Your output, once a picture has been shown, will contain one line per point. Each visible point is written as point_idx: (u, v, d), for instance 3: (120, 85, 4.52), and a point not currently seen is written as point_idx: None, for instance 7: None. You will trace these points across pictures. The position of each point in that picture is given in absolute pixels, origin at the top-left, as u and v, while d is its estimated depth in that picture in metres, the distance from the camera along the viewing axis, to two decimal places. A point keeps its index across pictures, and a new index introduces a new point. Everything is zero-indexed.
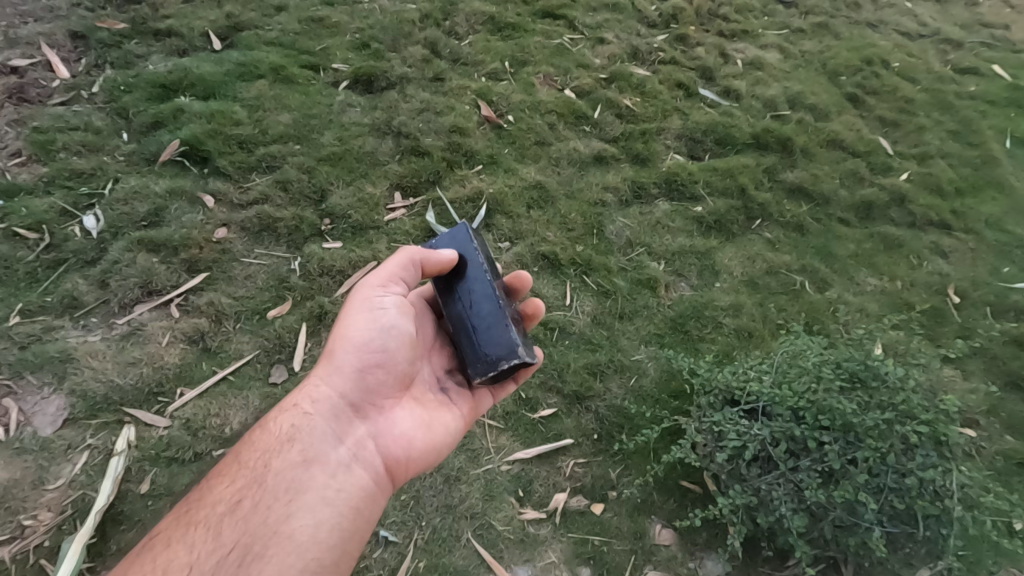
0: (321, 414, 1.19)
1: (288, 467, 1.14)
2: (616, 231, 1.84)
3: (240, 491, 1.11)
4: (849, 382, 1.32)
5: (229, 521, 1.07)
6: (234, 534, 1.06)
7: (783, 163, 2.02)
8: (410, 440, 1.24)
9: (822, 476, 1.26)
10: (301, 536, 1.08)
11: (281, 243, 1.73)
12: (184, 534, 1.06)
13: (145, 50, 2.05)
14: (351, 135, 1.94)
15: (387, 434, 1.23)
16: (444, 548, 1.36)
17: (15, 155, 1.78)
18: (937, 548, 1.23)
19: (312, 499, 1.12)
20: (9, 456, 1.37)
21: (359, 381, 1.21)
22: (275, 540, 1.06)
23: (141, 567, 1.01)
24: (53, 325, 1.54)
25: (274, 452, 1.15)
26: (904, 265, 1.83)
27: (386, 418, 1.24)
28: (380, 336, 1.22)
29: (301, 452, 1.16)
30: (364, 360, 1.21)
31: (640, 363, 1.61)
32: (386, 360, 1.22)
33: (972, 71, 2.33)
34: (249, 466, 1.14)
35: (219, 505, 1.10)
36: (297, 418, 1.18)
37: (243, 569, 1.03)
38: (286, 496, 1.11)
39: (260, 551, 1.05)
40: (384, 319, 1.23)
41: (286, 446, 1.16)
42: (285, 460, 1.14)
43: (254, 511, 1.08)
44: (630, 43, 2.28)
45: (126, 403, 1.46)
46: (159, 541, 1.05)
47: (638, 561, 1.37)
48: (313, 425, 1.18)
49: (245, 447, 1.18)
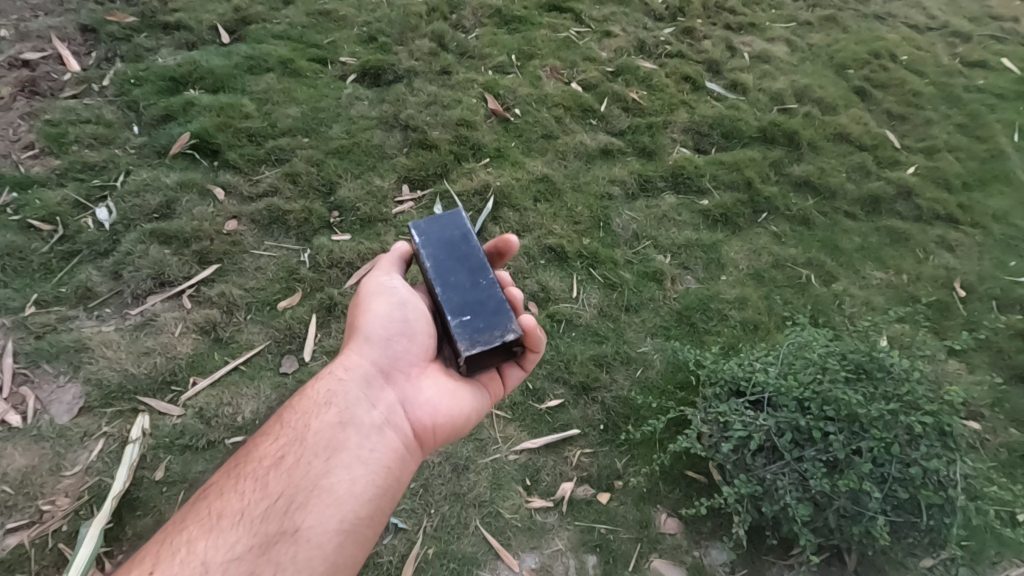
0: (352, 379, 1.23)
1: (324, 427, 1.18)
2: (623, 224, 1.85)
3: (282, 448, 1.16)
4: (854, 373, 1.33)
5: (273, 474, 1.12)
6: (278, 486, 1.10)
7: (789, 156, 2.02)
8: (437, 405, 1.25)
9: (827, 466, 1.27)
10: (338, 491, 1.11)
11: (291, 236, 1.75)
12: (235, 485, 1.11)
13: (155, 43, 2.06)
14: (359, 128, 1.95)
15: (415, 398, 1.24)
16: (453, 534, 1.38)
17: (28, 147, 1.80)
18: (940, 537, 1.24)
19: (347, 457, 1.15)
20: (26, 443, 1.40)
21: (387, 348, 1.25)
22: (314, 493, 1.10)
23: (196, 515, 1.07)
24: (68, 315, 1.56)
25: (312, 413, 1.20)
26: (911, 259, 1.84)
27: (415, 383, 1.26)
28: (400, 310, 1.28)
29: (336, 413, 1.19)
30: (388, 332, 1.26)
31: (647, 355, 1.62)
32: (410, 330, 1.27)
33: (980, 64, 2.32)
34: (290, 426, 1.19)
35: (263, 460, 1.14)
36: (331, 382, 1.23)
37: (287, 518, 1.07)
38: (324, 453, 1.15)
39: (302, 502, 1.09)
40: (398, 296, 1.29)
41: (322, 408, 1.20)
42: (321, 420, 1.19)
43: (295, 466, 1.13)
44: (636, 37, 2.29)
45: (140, 392, 1.48)
46: (211, 492, 1.11)
47: (644, 549, 1.39)
48: (345, 389, 1.22)
49: (286, 411, 1.23)
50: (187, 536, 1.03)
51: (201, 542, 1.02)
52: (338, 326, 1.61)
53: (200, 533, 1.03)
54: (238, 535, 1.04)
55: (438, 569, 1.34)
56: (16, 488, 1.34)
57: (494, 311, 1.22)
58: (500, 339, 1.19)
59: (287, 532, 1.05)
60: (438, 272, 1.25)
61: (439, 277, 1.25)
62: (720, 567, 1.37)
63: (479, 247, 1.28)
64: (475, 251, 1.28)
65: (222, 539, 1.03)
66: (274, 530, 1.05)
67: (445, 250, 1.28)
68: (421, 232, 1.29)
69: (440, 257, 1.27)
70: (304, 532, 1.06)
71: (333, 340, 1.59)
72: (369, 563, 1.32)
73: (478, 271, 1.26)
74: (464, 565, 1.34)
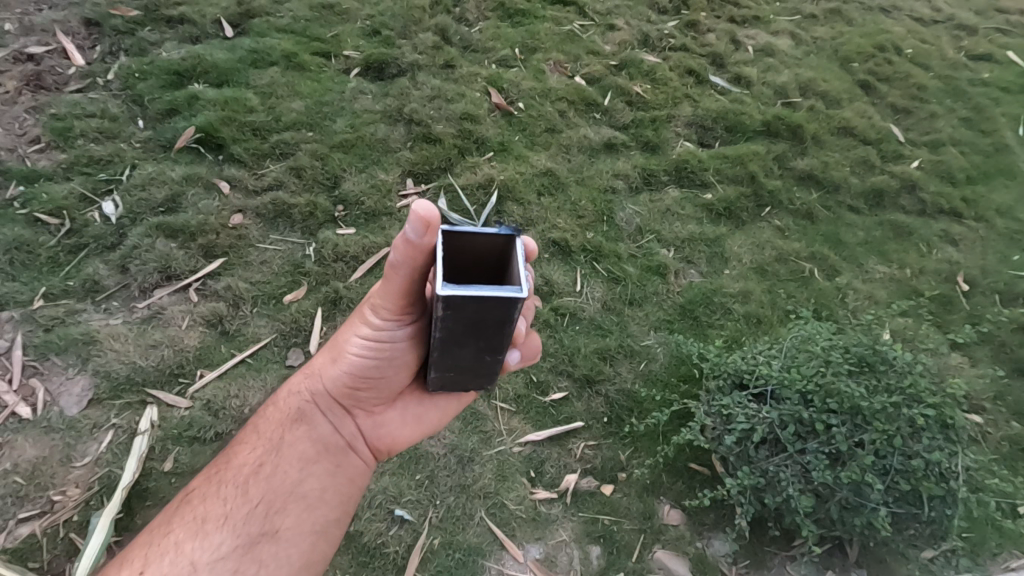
0: (322, 407, 1.21)
1: (295, 443, 1.19)
2: (626, 218, 1.86)
3: (258, 458, 1.17)
4: (857, 366, 1.33)
5: (252, 481, 1.14)
6: (257, 492, 1.14)
7: (793, 150, 2.02)
8: (398, 435, 1.27)
9: (830, 458, 1.27)
10: (310, 499, 1.18)
11: (296, 229, 1.76)
12: (217, 490, 1.14)
13: (159, 37, 2.07)
14: (363, 122, 1.96)
15: (378, 430, 1.25)
16: (457, 525, 1.39)
17: (33, 141, 1.80)
18: (941, 529, 1.25)
19: (317, 471, 1.20)
20: (36, 434, 1.41)
21: (354, 389, 1.19)
22: (291, 501, 1.16)
23: (182, 517, 1.10)
24: (76, 309, 1.57)
25: (285, 429, 1.20)
26: (914, 253, 1.84)
27: (381, 414, 1.24)
28: (379, 362, 1.13)
29: (307, 432, 1.20)
30: (358, 375, 1.16)
31: (650, 348, 1.63)
32: (384, 380, 1.17)
33: (986, 57, 2.32)
34: (265, 437, 1.20)
35: (240, 468, 1.16)
36: (302, 403, 1.21)
37: (267, 521, 1.13)
38: (297, 467, 1.18)
39: (281, 507, 1.14)
40: (388, 349, 1.11)
41: (293, 427, 1.20)
42: (293, 438, 1.19)
43: (270, 477, 1.15)
44: (640, 30, 2.28)
45: (148, 384, 1.49)
46: (195, 497, 1.14)
47: (647, 540, 1.40)
48: (315, 415, 1.20)
49: (260, 418, 1.23)
50: (174, 538, 1.07)
51: (188, 544, 1.06)
52: (344, 320, 1.62)
53: (187, 536, 1.07)
54: (222, 538, 1.08)
55: (443, 559, 1.35)
56: (28, 478, 1.36)
57: (479, 380, 1.01)
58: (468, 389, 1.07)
59: (267, 534, 1.12)
60: (444, 343, 0.90)
61: (443, 346, 0.91)
62: (723, 558, 1.39)
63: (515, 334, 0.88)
64: (501, 340, 0.89)
65: (208, 541, 1.07)
66: (256, 531, 1.11)
67: (470, 327, 0.86)
68: (450, 307, 0.81)
69: (455, 331, 0.87)
70: (283, 534, 1.13)
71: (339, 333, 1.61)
72: (374, 553, 1.34)
73: (492, 351, 0.93)
74: (469, 556, 1.36)
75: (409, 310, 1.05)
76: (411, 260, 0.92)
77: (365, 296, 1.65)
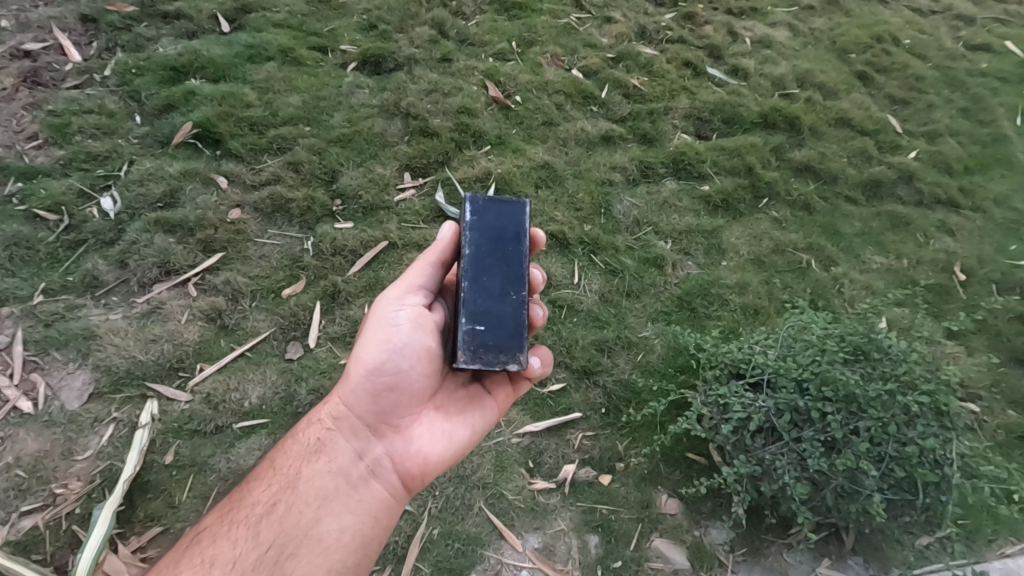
0: (342, 431, 1.25)
1: (315, 477, 1.22)
2: (624, 210, 1.86)
3: (272, 496, 1.20)
4: (852, 355, 1.34)
5: (265, 522, 1.16)
6: (269, 535, 1.15)
7: (790, 141, 2.03)
8: (428, 453, 1.26)
9: (825, 446, 1.28)
10: (327, 542, 1.17)
11: (294, 224, 1.76)
12: (228, 532, 1.16)
13: (155, 32, 2.06)
14: (360, 117, 1.96)
15: (405, 449, 1.26)
16: (457, 516, 1.40)
17: (31, 137, 1.81)
18: (936, 515, 1.26)
19: (336, 507, 1.21)
20: (38, 429, 1.42)
21: (375, 402, 1.24)
22: (305, 543, 1.16)
23: (190, 560, 1.11)
24: (75, 304, 1.58)
25: (303, 462, 1.24)
26: (911, 243, 1.85)
27: (406, 432, 1.26)
28: (392, 359, 1.21)
29: (327, 463, 1.24)
30: (376, 382, 1.22)
31: (648, 339, 1.64)
32: (400, 383, 1.22)
33: (983, 48, 2.32)
34: (282, 473, 1.23)
35: (255, 507, 1.19)
36: (321, 430, 1.26)
37: (277, 567, 1.12)
38: (314, 502, 1.20)
39: (293, 552, 1.14)
40: (396, 338, 1.21)
41: (313, 458, 1.24)
42: (311, 471, 1.23)
43: (285, 515, 1.18)
44: (637, 22, 2.28)
45: (148, 378, 1.50)
46: (205, 537, 1.15)
47: (645, 528, 1.41)
48: (335, 439, 1.25)
49: (278, 455, 1.27)
50: None
51: None
52: (343, 314, 1.64)
53: None
54: None
55: (442, 549, 1.36)
56: (29, 472, 1.37)
57: (507, 332, 1.16)
58: (494, 367, 1.14)
59: None
60: (474, 265, 1.17)
61: (473, 271, 1.17)
62: (720, 546, 1.40)
63: (527, 252, 1.20)
64: (519, 257, 1.19)
65: None
66: None
67: (492, 238, 1.19)
68: (476, 207, 1.20)
69: (481, 248, 1.18)
70: None
71: (338, 327, 1.62)
72: None
73: (515, 282, 1.19)
74: (469, 546, 1.37)
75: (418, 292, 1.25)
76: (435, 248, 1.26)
77: (363, 290, 1.66)
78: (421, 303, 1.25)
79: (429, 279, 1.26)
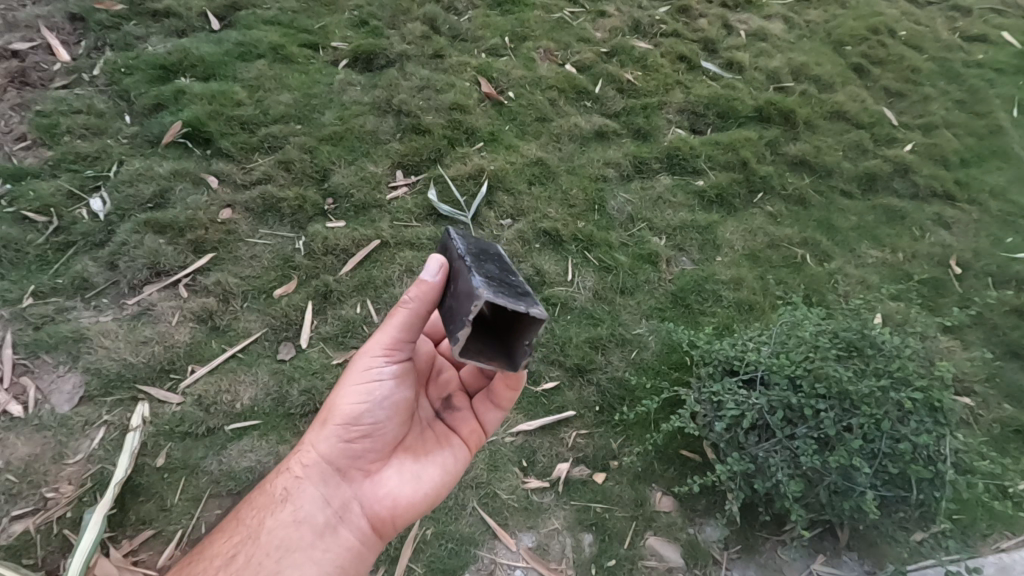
0: (311, 479, 1.21)
1: (279, 527, 1.17)
2: (618, 206, 1.85)
3: (234, 549, 1.15)
4: (845, 351, 1.33)
5: None
6: None
7: (785, 135, 2.02)
8: (397, 498, 1.23)
9: (818, 442, 1.28)
10: None
11: (285, 224, 1.75)
12: None
13: (144, 31, 2.05)
14: (352, 114, 1.94)
15: (375, 494, 1.23)
16: (450, 516, 1.39)
17: (20, 138, 1.79)
18: (930, 511, 1.25)
19: (300, 558, 1.15)
20: (28, 432, 1.41)
21: (347, 449, 1.22)
22: None
23: None
24: (65, 307, 1.57)
25: (269, 511, 1.19)
26: (907, 237, 1.84)
27: (377, 477, 1.24)
28: (370, 408, 1.20)
29: (292, 512, 1.18)
30: (351, 431, 1.20)
31: (642, 336, 1.63)
32: (375, 431, 1.22)
33: (981, 38, 2.31)
34: (246, 525, 1.18)
35: (214, 560, 1.14)
36: (288, 480, 1.21)
37: None
38: (276, 553, 1.14)
39: None
40: (375, 391, 1.20)
41: (279, 506, 1.19)
42: (276, 522, 1.17)
43: (245, 566, 1.11)
44: (631, 16, 2.27)
45: (139, 380, 1.49)
46: None
47: (639, 527, 1.41)
48: (302, 488, 1.20)
49: (244, 507, 1.23)
50: None
51: None
52: (336, 314, 1.63)
53: None
54: None
55: (436, 549, 1.36)
56: (21, 476, 1.36)
57: (519, 292, 1.04)
58: (519, 306, 0.97)
59: None
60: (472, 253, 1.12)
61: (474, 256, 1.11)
62: (715, 543, 1.40)
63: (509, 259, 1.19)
64: (505, 259, 1.17)
65: None
66: None
67: (479, 248, 1.17)
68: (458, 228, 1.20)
69: (472, 247, 1.15)
70: None
71: (330, 327, 1.61)
72: None
73: (507, 271, 1.13)
74: (460, 546, 1.36)
75: (400, 346, 1.21)
76: (417, 299, 1.15)
77: (355, 289, 1.66)
78: (401, 359, 1.22)
79: (409, 334, 1.20)
